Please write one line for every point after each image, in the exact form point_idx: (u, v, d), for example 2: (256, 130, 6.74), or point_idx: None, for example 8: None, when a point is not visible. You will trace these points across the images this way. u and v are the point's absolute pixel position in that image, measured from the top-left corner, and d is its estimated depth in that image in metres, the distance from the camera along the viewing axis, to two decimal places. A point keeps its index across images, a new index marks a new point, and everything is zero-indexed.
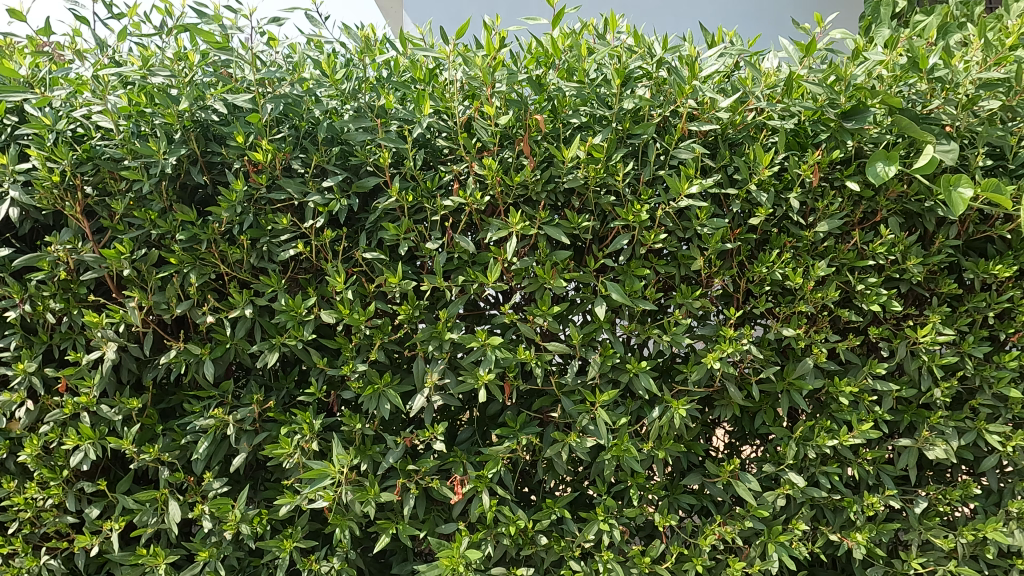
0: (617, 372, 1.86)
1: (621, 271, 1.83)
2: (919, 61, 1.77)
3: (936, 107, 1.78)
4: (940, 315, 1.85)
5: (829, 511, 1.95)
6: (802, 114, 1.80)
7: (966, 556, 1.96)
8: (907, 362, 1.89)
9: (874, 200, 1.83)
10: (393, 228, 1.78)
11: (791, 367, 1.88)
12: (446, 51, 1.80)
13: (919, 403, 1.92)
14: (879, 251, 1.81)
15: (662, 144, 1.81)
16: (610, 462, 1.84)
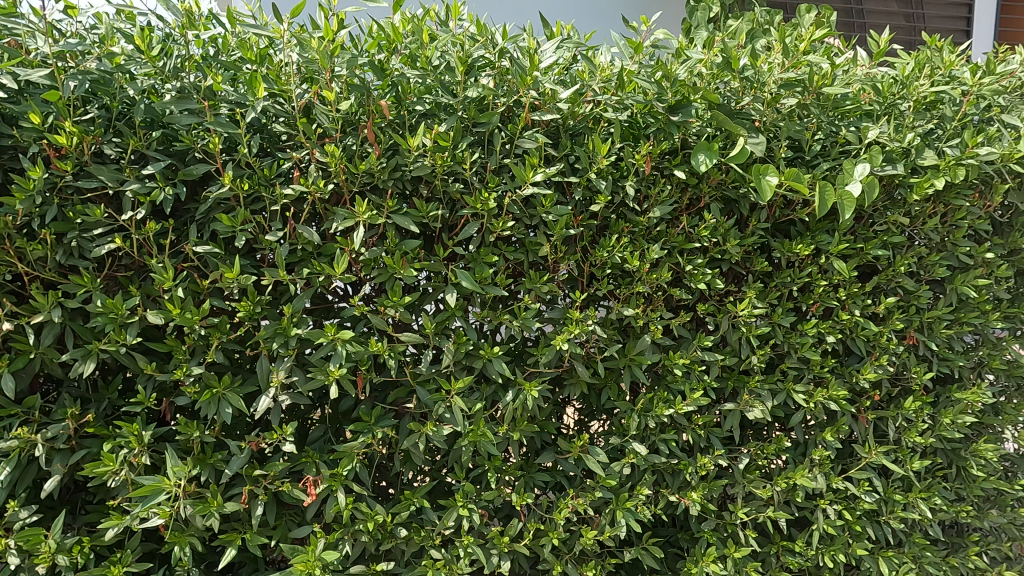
0: (470, 359, 1.87)
1: (471, 259, 1.84)
2: (732, 62, 1.95)
3: (746, 103, 1.98)
4: (754, 290, 2.07)
5: (668, 475, 2.12)
6: (634, 107, 1.91)
7: (780, 502, 2.22)
8: (729, 334, 2.09)
9: (698, 187, 2.00)
10: (227, 219, 1.65)
11: (631, 344, 2.01)
12: (279, 30, 1.70)
13: (739, 370, 2.14)
14: (703, 234, 1.99)
15: (507, 133, 1.85)
16: (466, 448, 1.87)
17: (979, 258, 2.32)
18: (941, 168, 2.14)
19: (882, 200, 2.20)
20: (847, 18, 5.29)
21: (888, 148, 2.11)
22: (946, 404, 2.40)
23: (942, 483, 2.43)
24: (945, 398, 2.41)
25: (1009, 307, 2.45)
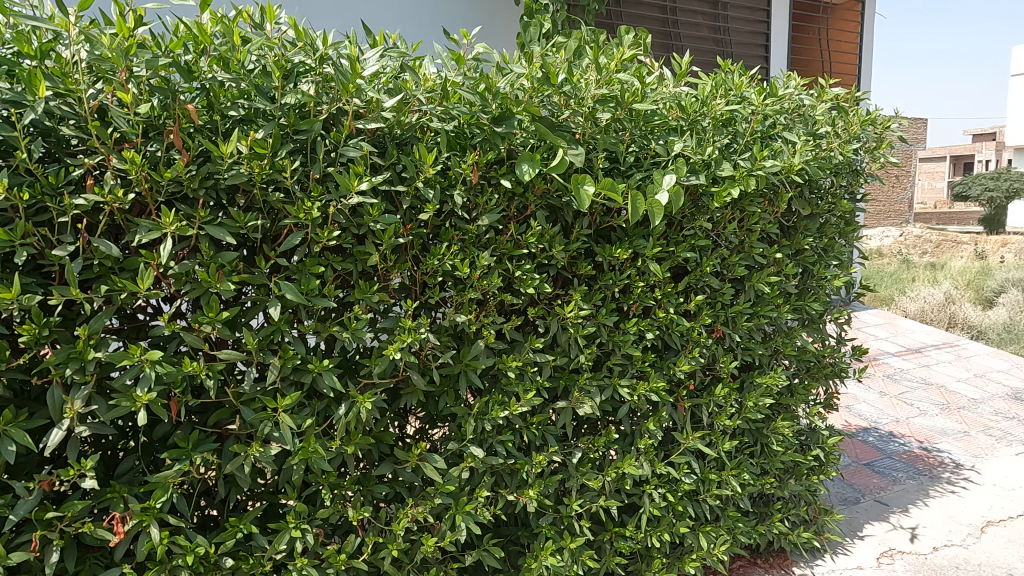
0: (298, 374, 1.81)
1: (296, 271, 1.78)
2: (551, 77, 2.06)
3: (566, 117, 2.11)
4: (580, 293, 2.19)
5: (506, 475, 2.18)
6: (459, 118, 1.96)
7: (612, 490, 2.37)
8: (559, 335, 2.20)
9: (525, 196, 2.08)
10: (2, 233, 1.47)
11: (465, 350, 2.05)
12: (65, 24, 1.55)
13: (570, 369, 2.25)
14: (530, 241, 2.07)
15: (331, 141, 1.81)
16: (297, 466, 1.80)
17: (771, 257, 2.62)
18: (736, 178, 2.40)
19: (690, 206, 2.41)
20: (663, 42, 6.01)
21: (691, 160, 2.34)
22: (750, 389, 2.69)
23: (749, 459, 2.72)
24: (749, 383, 2.71)
25: (796, 299, 2.80)
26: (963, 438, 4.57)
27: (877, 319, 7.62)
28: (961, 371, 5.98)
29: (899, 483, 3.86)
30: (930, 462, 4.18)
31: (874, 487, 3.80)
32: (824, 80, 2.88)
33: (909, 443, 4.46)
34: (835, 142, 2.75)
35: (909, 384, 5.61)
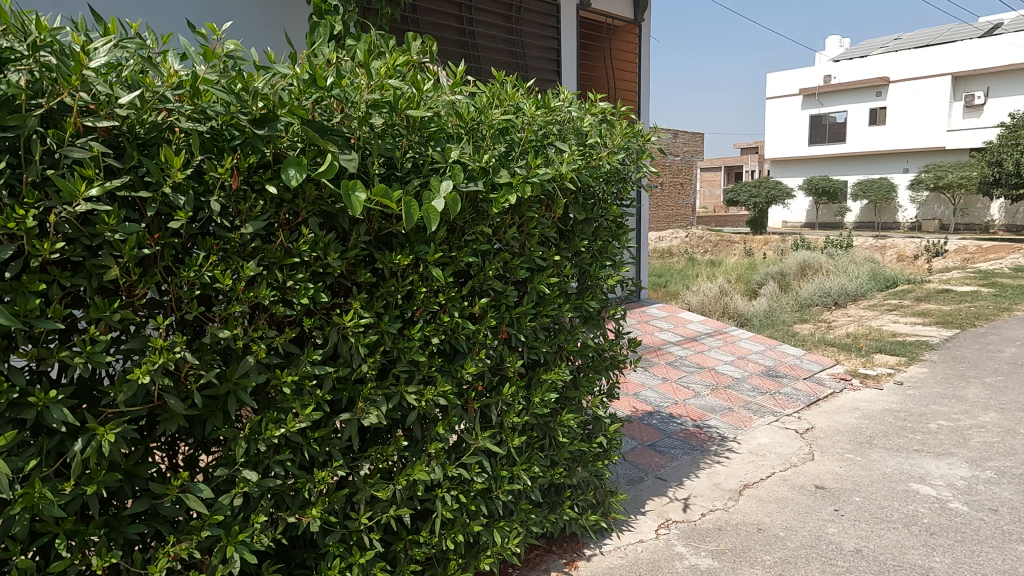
0: (17, 409, 1.56)
1: (9, 289, 1.54)
2: (318, 79, 2.00)
3: (337, 120, 2.06)
4: (359, 301, 2.15)
5: (287, 496, 2.07)
6: (215, 118, 1.82)
7: (403, 499, 2.36)
8: (339, 345, 2.14)
9: (294, 202, 1.98)
10: None
11: (232, 368, 1.90)
12: None
13: (353, 379, 2.20)
14: (302, 249, 1.97)
15: (52, 140, 1.59)
16: (20, 517, 1.54)
17: (550, 260, 2.78)
18: (513, 185, 2.50)
19: (470, 212, 2.47)
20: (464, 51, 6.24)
21: (469, 167, 2.39)
22: (536, 385, 2.83)
23: (538, 452, 2.86)
24: (534, 380, 2.84)
25: (576, 298, 2.99)
26: (728, 414, 5.22)
27: (662, 312, 8.44)
28: (727, 355, 6.83)
29: (676, 459, 4.31)
30: (701, 438, 4.72)
31: (655, 465, 4.19)
32: (592, 94, 3.12)
33: (685, 422, 5.00)
34: (603, 151, 2.97)
35: (686, 369, 6.28)
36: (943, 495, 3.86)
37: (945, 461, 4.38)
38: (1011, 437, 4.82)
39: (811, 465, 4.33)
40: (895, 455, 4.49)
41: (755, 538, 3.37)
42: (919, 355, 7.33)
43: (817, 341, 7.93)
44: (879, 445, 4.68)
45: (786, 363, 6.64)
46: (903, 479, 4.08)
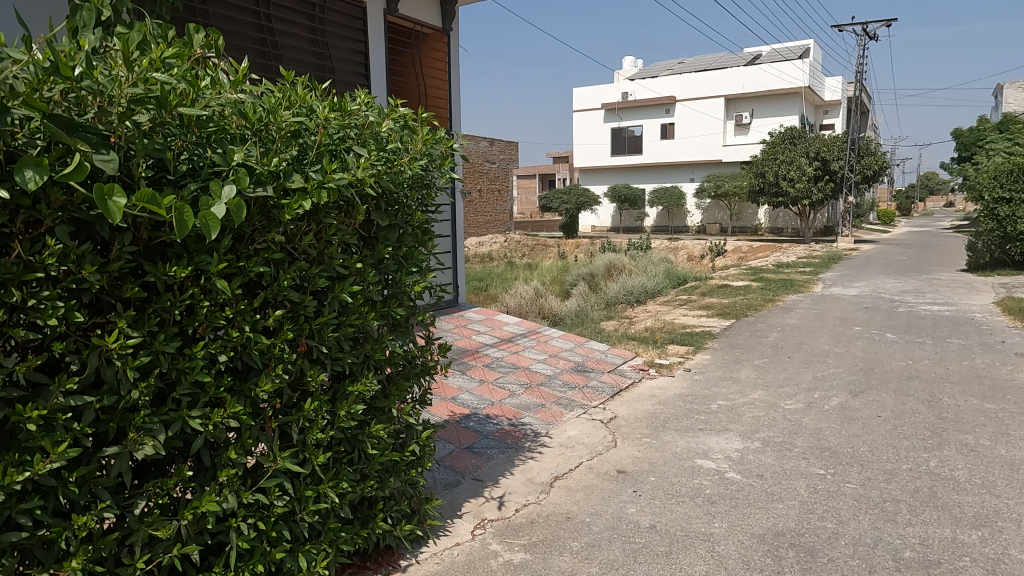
0: None
1: None
2: (61, 68, 1.76)
3: (90, 117, 1.83)
4: (125, 319, 1.91)
5: (38, 549, 1.80)
6: None
7: (190, 535, 2.16)
8: (101, 371, 1.89)
9: (35, 209, 1.72)
10: None
11: None
12: None
13: (121, 408, 1.96)
14: (48, 263, 1.72)
15: None
16: None
17: (352, 267, 2.67)
18: (308, 190, 2.38)
19: (260, 218, 2.30)
20: (264, 61, 5.92)
21: (256, 171, 2.23)
22: (342, 398, 2.71)
23: (346, 468, 2.75)
24: (340, 393, 2.72)
25: (381, 307, 2.88)
26: (540, 410, 5.46)
27: (480, 316, 8.62)
28: (540, 354, 7.15)
29: (492, 459, 4.41)
30: (515, 436, 4.88)
31: (471, 467, 4.25)
32: (392, 99, 3.08)
33: (500, 421, 5.14)
34: (405, 157, 2.92)
35: (503, 370, 6.47)
36: (722, 468, 4.36)
37: (724, 437, 4.96)
38: (773, 411, 5.58)
39: (614, 452, 4.67)
40: (684, 435, 4.99)
41: (564, 527, 3.55)
42: (704, 344, 8.23)
43: (621, 335, 8.58)
44: (672, 427, 5.17)
45: (593, 358, 7.11)
46: (690, 457, 4.55)
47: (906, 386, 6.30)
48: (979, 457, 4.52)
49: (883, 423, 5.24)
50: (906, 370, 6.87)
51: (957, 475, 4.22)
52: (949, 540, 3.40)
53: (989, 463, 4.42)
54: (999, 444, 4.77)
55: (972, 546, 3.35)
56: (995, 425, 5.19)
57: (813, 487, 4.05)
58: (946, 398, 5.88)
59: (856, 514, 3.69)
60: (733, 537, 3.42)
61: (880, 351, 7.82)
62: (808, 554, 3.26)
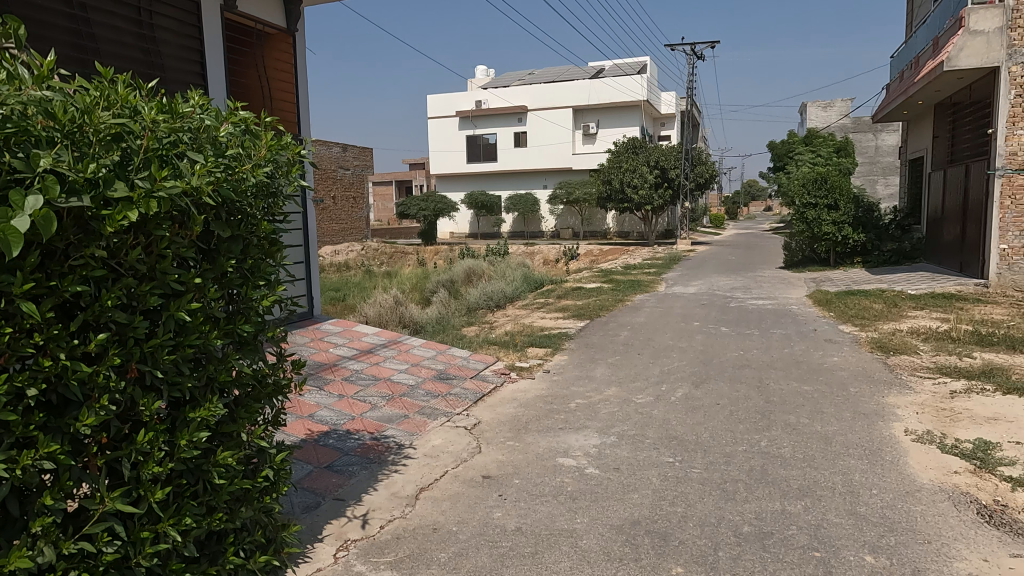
0: None
1: None
2: None
3: None
4: None
5: None
6: None
7: None
8: None
9: None
10: None
11: None
12: None
13: None
14: None
15: None
16: None
17: (190, 283, 2.43)
18: (132, 200, 2.14)
19: (75, 232, 2.05)
20: (81, 54, 5.34)
21: (68, 179, 1.99)
22: (182, 427, 2.46)
23: (190, 502, 2.51)
24: (180, 422, 2.46)
25: (225, 324, 2.64)
26: (403, 422, 5.36)
27: (336, 328, 8.31)
28: (401, 364, 7.03)
29: (354, 476, 4.25)
30: (378, 450, 4.74)
31: (332, 486, 4.07)
32: (231, 101, 2.87)
33: (362, 436, 4.98)
34: (247, 164, 2.72)
35: (362, 383, 6.27)
36: (581, 464, 4.53)
37: (582, 434, 5.16)
38: (627, 405, 5.90)
39: (478, 457, 4.69)
40: (545, 435, 5.13)
41: (430, 539, 3.50)
42: (561, 345, 8.53)
43: (482, 340, 8.67)
44: (533, 428, 5.30)
45: (455, 365, 7.11)
46: (551, 456, 4.69)
47: (739, 374, 6.93)
48: (800, 434, 5.08)
49: (721, 410, 5.73)
50: (739, 360, 7.56)
51: (784, 452, 4.71)
52: (779, 512, 3.78)
53: (809, 439, 4.97)
54: (815, 421, 5.39)
55: (796, 515, 3.74)
56: (811, 404, 5.86)
57: (663, 475, 4.33)
58: (772, 383, 6.55)
59: (701, 497, 3.99)
60: (594, 531, 3.56)
61: (716, 343, 8.55)
62: (661, 539, 3.47)
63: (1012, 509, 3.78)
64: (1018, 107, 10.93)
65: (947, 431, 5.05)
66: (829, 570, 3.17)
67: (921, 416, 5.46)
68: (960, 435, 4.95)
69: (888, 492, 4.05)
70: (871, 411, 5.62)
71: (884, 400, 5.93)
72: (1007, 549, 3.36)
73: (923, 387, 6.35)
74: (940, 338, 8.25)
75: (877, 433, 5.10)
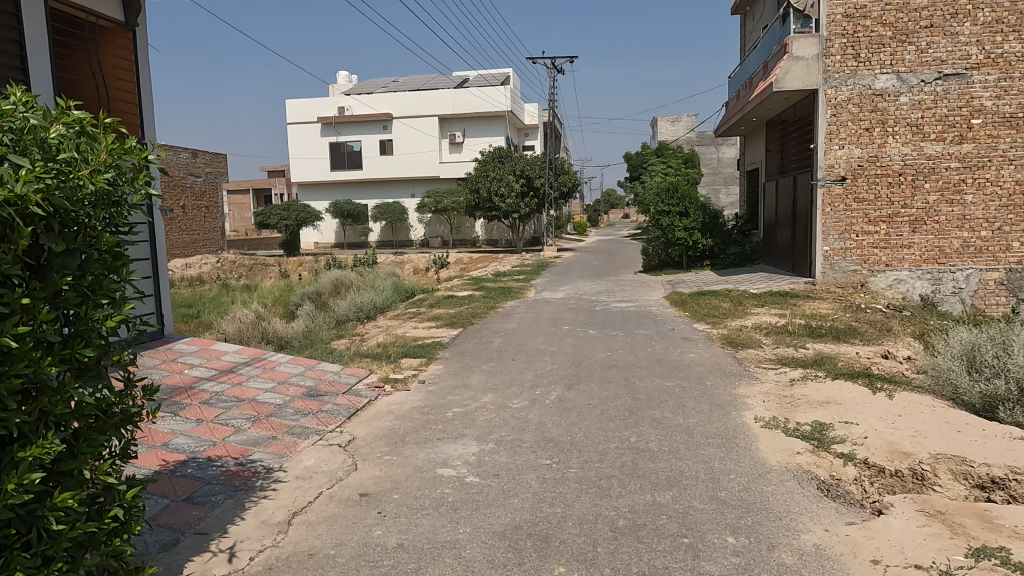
0: None
1: None
2: None
3: None
4: None
5: None
6: None
7: None
8: None
9: None
10: None
11: None
12: None
13: None
14: None
15: None
16: None
17: (15, 303, 2.16)
18: None
19: None
20: None
21: None
22: (8, 469, 2.14)
23: (21, 555, 2.19)
24: (6, 463, 2.15)
25: (60, 349, 2.33)
26: (271, 443, 5.05)
27: (192, 347, 7.68)
28: (266, 382, 6.62)
29: (218, 506, 3.94)
30: (244, 476, 4.43)
31: (192, 520, 3.74)
32: (62, 99, 2.54)
33: (225, 462, 4.63)
34: (83, 169, 2.43)
35: (223, 405, 5.84)
36: (461, 473, 4.51)
37: (460, 443, 5.14)
38: (503, 411, 5.95)
39: (354, 475, 4.53)
40: (423, 447, 5.05)
41: (306, 566, 3.32)
42: (435, 354, 8.46)
43: (353, 354, 8.39)
44: (410, 441, 5.20)
45: (325, 381, 6.81)
46: (430, 467, 4.62)
47: (607, 374, 7.24)
48: (665, 428, 5.38)
49: (593, 409, 5.95)
50: (606, 361, 7.90)
51: (651, 446, 4.98)
52: (649, 504, 3.98)
53: (673, 432, 5.29)
54: (677, 414, 5.74)
55: (666, 506, 3.95)
56: (674, 399, 6.24)
57: (542, 477, 4.41)
58: (637, 381, 6.90)
59: (579, 495, 4.11)
60: (476, 539, 3.55)
61: (585, 346, 8.87)
62: (543, 541, 3.53)
63: (845, 482, 4.25)
64: (834, 126, 12.38)
65: (790, 416, 5.58)
66: (696, 554, 3.38)
67: (767, 404, 5.99)
68: (800, 419, 5.49)
69: (743, 476, 4.40)
70: (725, 402, 6.09)
71: (735, 392, 6.44)
72: (844, 518, 3.77)
73: (767, 377, 6.97)
74: (779, 332, 9.12)
75: (731, 422, 5.53)
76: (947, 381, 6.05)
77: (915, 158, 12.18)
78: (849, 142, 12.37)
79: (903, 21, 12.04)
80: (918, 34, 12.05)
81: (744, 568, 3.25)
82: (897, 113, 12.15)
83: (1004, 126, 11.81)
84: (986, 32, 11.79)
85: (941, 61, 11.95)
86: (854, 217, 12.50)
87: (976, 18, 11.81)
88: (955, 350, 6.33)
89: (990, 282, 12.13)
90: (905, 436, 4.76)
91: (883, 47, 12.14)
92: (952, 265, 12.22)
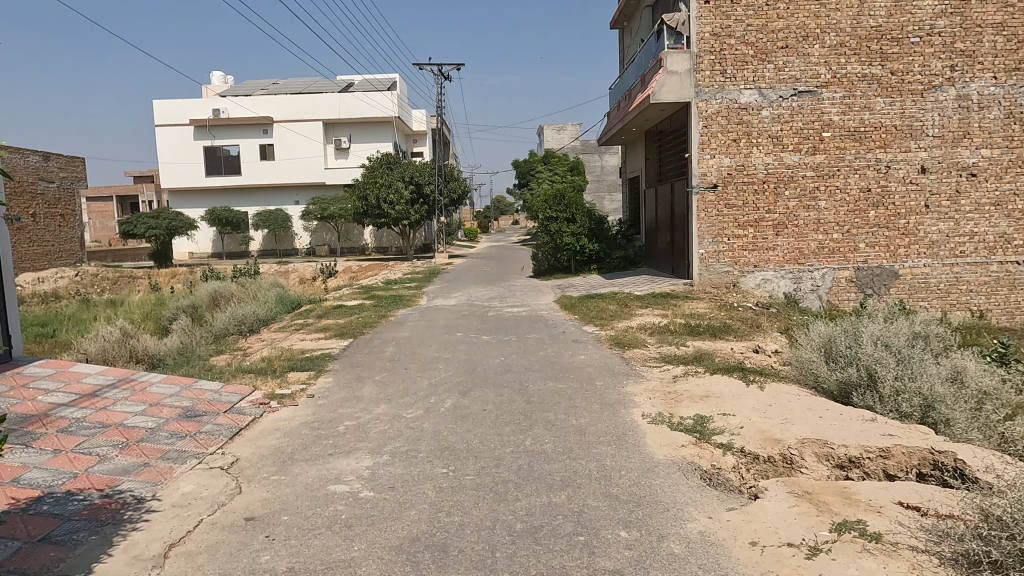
0: None
1: None
2: None
3: None
4: None
5: None
6: None
7: None
8: None
9: None
10: None
11: None
12: None
13: None
14: None
15: None
16: None
17: None
18: None
19: None
20: None
21: None
22: None
23: None
24: None
25: None
26: (142, 471, 4.66)
27: (46, 370, 6.95)
28: (136, 405, 6.10)
29: (81, 544, 3.57)
30: (111, 508, 4.05)
31: (49, 563, 3.37)
32: None
33: (88, 495, 4.22)
34: None
35: (86, 432, 5.32)
36: (355, 488, 4.37)
37: (353, 457, 4.98)
38: (397, 422, 5.84)
39: (239, 499, 4.26)
40: (313, 464, 4.85)
41: None
42: (324, 367, 8.15)
43: (233, 370, 7.91)
44: (299, 458, 4.97)
45: (204, 400, 6.36)
46: (321, 485, 4.43)
47: (501, 379, 7.28)
48: (558, 430, 5.50)
49: (487, 415, 5.97)
50: (500, 366, 7.95)
51: (546, 448, 5.06)
52: (546, 505, 4.04)
53: (566, 433, 5.42)
54: (569, 416, 5.88)
55: (561, 505, 4.03)
56: (565, 401, 6.38)
57: (438, 487, 4.37)
58: (531, 385, 7.00)
59: (476, 502, 4.10)
60: (372, 556, 3.45)
61: (478, 352, 8.89)
62: (441, 551, 3.48)
63: (725, 470, 4.53)
64: (706, 136, 13.21)
65: (674, 411, 5.87)
66: (592, 551, 3.46)
67: (653, 401, 6.28)
68: (683, 413, 5.79)
69: (634, 471, 4.57)
70: (614, 401, 6.31)
71: (624, 390, 6.69)
72: (725, 505, 4.01)
73: (652, 375, 7.29)
74: (662, 332, 9.58)
75: (621, 420, 5.75)
76: (809, 370, 6.61)
77: (776, 167, 13.21)
78: (719, 152, 13.24)
79: (762, 40, 13.05)
80: (776, 53, 13.11)
81: (637, 560, 3.36)
82: (760, 126, 13.15)
83: (850, 139, 13.12)
84: (832, 54, 13.02)
85: (795, 79, 13.08)
86: (726, 222, 13.40)
87: (824, 41, 13.02)
88: (815, 342, 6.94)
89: (842, 279, 13.42)
90: (776, 424, 5.14)
91: (745, 65, 13.12)
92: (811, 265, 13.40)
